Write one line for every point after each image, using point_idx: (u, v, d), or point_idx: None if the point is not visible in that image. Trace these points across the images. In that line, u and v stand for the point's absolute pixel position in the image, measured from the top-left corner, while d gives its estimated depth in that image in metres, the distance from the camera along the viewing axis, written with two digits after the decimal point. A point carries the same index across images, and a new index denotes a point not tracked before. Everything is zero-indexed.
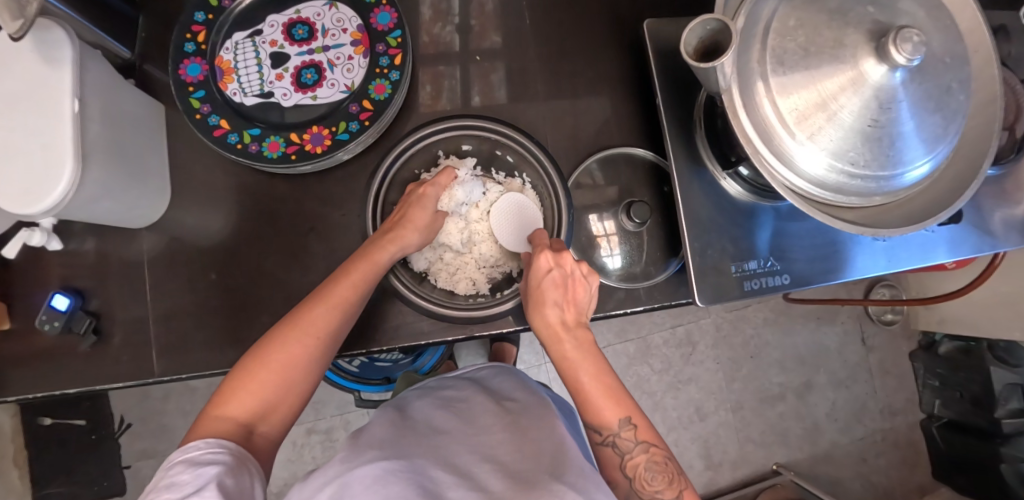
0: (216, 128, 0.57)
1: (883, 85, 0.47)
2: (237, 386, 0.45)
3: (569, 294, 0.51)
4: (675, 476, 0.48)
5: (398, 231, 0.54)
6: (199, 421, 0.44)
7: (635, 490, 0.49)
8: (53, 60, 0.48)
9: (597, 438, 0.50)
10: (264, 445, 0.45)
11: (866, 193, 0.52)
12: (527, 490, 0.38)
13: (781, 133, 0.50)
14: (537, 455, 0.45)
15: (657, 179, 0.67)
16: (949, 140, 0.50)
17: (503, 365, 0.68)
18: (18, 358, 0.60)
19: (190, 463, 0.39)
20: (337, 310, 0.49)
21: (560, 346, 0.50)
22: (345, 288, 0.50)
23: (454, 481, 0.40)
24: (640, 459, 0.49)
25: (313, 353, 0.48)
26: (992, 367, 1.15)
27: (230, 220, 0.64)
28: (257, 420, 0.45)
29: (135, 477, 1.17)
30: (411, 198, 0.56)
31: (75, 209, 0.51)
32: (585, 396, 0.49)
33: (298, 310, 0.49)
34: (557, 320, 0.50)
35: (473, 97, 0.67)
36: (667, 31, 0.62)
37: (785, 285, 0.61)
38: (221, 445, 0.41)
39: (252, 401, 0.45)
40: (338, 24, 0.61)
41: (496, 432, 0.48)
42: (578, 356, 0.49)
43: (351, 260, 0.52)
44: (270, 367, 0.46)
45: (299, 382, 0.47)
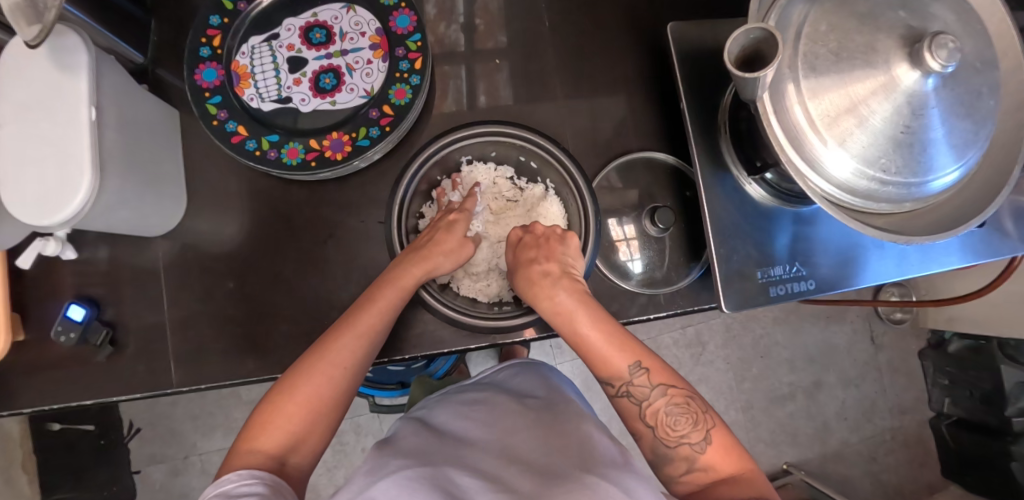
0: (233, 135, 0.56)
1: (915, 92, 0.46)
2: (268, 418, 0.45)
3: (535, 253, 0.55)
4: (698, 416, 0.48)
5: (424, 252, 0.53)
6: (232, 456, 0.44)
7: (659, 439, 0.48)
8: (69, 67, 0.47)
9: (611, 391, 0.51)
10: (295, 478, 0.44)
11: (896, 200, 0.51)
12: (558, 486, 0.37)
13: (812, 139, 0.49)
14: (564, 449, 0.44)
15: (679, 183, 0.66)
16: (979, 146, 0.50)
17: (525, 361, 0.67)
18: (33, 370, 0.59)
19: (224, 497, 0.39)
20: (364, 338, 0.49)
21: (544, 305, 0.52)
22: (372, 315, 0.50)
23: (482, 486, 0.39)
24: (659, 403, 0.49)
25: (340, 383, 0.47)
26: (1002, 366, 1.16)
27: (246, 227, 0.63)
28: (288, 451, 0.44)
29: (145, 482, 1.16)
30: (441, 224, 0.56)
31: (93, 219, 0.50)
32: (585, 349, 0.52)
33: (324, 341, 0.49)
34: (534, 280, 0.53)
35: (480, 97, 0.66)
36: (691, 33, 0.61)
37: (810, 290, 0.60)
38: (253, 476, 0.40)
39: (282, 432, 0.44)
40: (356, 28, 0.60)
41: (523, 435, 0.48)
42: (562, 310, 0.52)
43: (376, 287, 0.52)
44: (299, 399, 0.45)
45: (330, 413, 0.47)
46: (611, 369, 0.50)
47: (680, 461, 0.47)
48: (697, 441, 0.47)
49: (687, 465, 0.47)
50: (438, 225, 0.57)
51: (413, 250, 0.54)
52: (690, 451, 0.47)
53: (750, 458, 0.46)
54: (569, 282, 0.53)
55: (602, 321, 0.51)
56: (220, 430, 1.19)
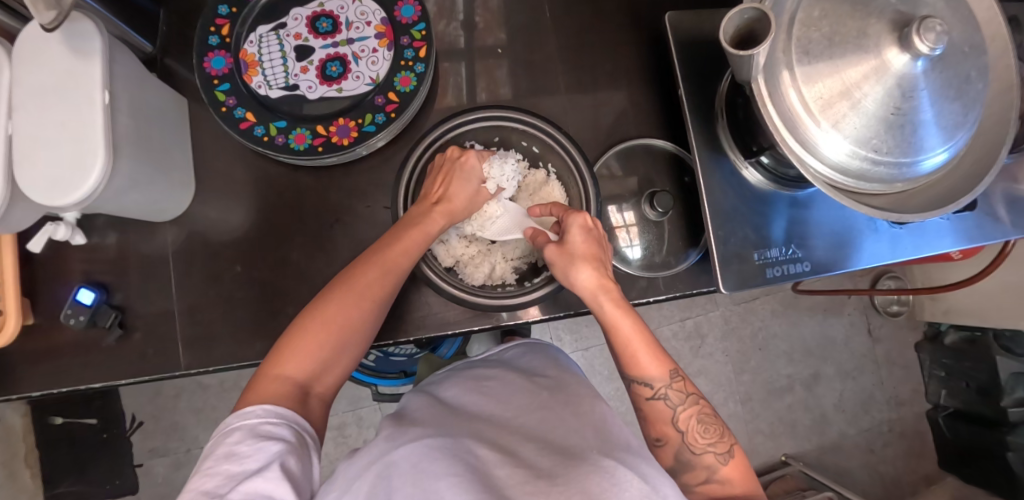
0: (242, 121, 0.58)
1: (905, 74, 0.47)
2: (296, 344, 0.46)
3: (600, 252, 0.54)
4: (723, 431, 0.49)
5: (445, 201, 0.55)
6: (255, 381, 0.45)
7: (686, 445, 0.48)
8: (84, 52, 0.48)
9: (647, 393, 0.50)
10: (317, 406, 0.47)
11: (888, 180, 0.53)
12: (577, 465, 0.38)
13: (806, 122, 0.50)
14: (579, 431, 0.45)
15: (677, 170, 0.67)
16: (968, 128, 0.51)
17: (534, 343, 0.69)
18: (42, 354, 0.60)
19: (249, 432, 0.40)
20: (389, 275, 0.50)
21: (604, 300, 0.51)
22: (398, 253, 0.51)
23: (499, 458, 0.41)
24: (692, 411, 0.50)
25: (365, 317, 0.49)
26: (997, 357, 1.17)
27: (252, 213, 0.64)
28: (312, 380, 0.47)
29: (147, 475, 1.17)
30: (455, 172, 0.56)
31: (104, 201, 0.51)
32: (630, 349, 0.51)
33: (350, 273, 0.50)
34: (598, 275, 0.52)
35: (483, 94, 0.68)
36: (689, 22, 0.63)
37: (805, 272, 0.62)
38: (277, 414, 0.42)
39: (309, 360, 0.46)
40: (361, 17, 0.61)
41: (536, 412, 0.49)
42: (621, 310, 0.51)
43: (401, 226, 0.53)
44: (327, 326, 0.47)
45: (353, 345, 0.49)
46: (652, 372, 0.50)
47: (701, 469, 0.47)
48: (721, 451, 0.48)
49: (705, 475, 0.47)
50: (452, 168, 0.57)
51: (434, 197, 0.56)
52: (714, 460, 0.47)
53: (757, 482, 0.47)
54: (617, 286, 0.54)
55: (647, 327, 0.52)
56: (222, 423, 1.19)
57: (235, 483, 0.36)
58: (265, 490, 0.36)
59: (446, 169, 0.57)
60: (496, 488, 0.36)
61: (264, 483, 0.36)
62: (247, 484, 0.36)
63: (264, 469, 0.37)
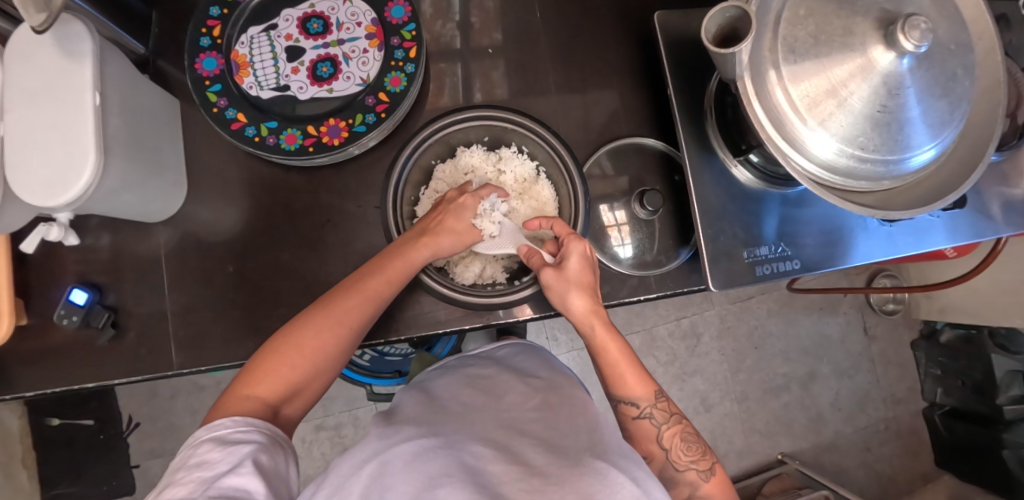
0: (233, 121, 0.58)
1: (890, 72, 0.48)
2: (271, 365, 0.47)
3: (593, 280, 0.55)
4: (705, 449, 0.50)
5: (431, 232, 0.54)
6: (226, 397, 0.45)
7: (670, 463, 0.49)
8: (74, 54, 0.49)
9: (633, 412, 0.51)
10: (284, 426, 0.48)
11: (875, 178, 0.53)
12: (570, 465, 0.38)
13: (793, 119, 0.51)
14: (572, 432, 0.45)
15: (668, 168, 0.68)
16: (954, 125, 0.51)
17: (527, 342, 0.69)
18: (35, 355, 0.60)
19: (218, 441, 0.40)
20: (370, 304, 0.51)
21: (596, 323, 0.52)
22: (379, 283, 0.51)
23: (493, 454, 0.41)
24: (676, 429, 0.50)
25: (340, 344, 0.49)
26: (994, 355, 1.17)
27: (245, 214, 0.64)
28: (282, 402, 0.47)
29: (144, 476, 1.17)
30: (451, 207, 0.57)
31: (96, 203, 0.51)
32: (617, 371, 0.51)
33: (330, 298, 0.50)
34: (590, 302, 0.53)
35: (475, 95, 0.68)
36: (678, 22, 0.63)
37: (795, 270, 0.62)
38: (248, 424, 0.42)
39: (280, 385, 0.46)
40: (352, 18, 0.61)
41: (530, 410, 0.50)
42: (610, 334, 0.52)
43: (384, 254, 0.53)
44: (302, 351, 0.47)
45: (326, 369, 0.50)
46: (637, 392, 0.51)
47: (684, 485, 0.48)
48: (703, 469, 0.49)
49: (689, 491, 0.48)
50: (448, 207, 0.57)
51: (422, 228, 0.55)
52: (697, 477, 0.48)
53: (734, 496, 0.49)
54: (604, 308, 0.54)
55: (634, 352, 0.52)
56: None
57: (208, 485, 0.36)
58: (242, 483, 0.36)
59: (442, 207, 0.57)
60: (491, 486, 0.37)
61: (238, 478, 0.37)
62: (222, 480, 0.36)
63: (237, 466, 0.37)
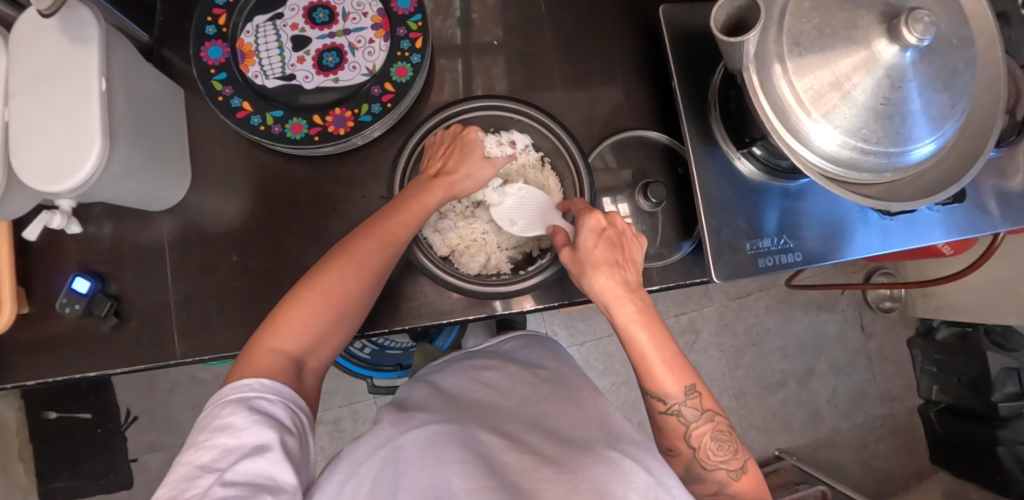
0: (239, 110, 0.58)
1: (894, 65, 0.48)
2: (290, 317, 0.46)
3: (622, 255, 0.51)
4: (738, 447, 0.48)
5: (446, 173, 0.54)
6: (248, 355, 0.44)
7: (698, 461, 0.48)
8: (79, 39, 0.48)
9: (660, 408, 0.48)
10: (310, 379, 0.47)
11: (878, 170, 0.53)
12: (581, 454, 0.38)
13: (797, 111, 0.51)
14: (585, 423, 0.45)
15: (671, 161, 0.68)
16: (955, 119, 0.52)
17: (531, 335, 0.69)
18: (36, 343, 0.60)
19: (245, 406, 0.39)
20: (389, 247, 0.50)
21: (621, 309, 0.49)
22: (398, 225, 0.51)
23: (505, 445, 0.41)
24: (706, 428, 0.48)
25: (362, 288, 0.49)
26: (990, 352, 1.19)
27: (249, 203, 0.64)
28: (306, 354, 0.47)
29: (142, 470, 1.16)
30: (459, 145, 0.56)
31: (101, 189, 0.51)
32: (646, 363, 0.48)
33: (348, 243, 0.49)
34: (614, 282, 0.49)
35: (478, 88, 0.68)
36: (683, 15, 0.64)
37: (797, 262, 0.63)
38: (274, 390, 0.41)
39: (302, 336, 0.46)
40: (358, 8, 0.61)
41: (542, 402, 0.50)
42: (643, 315, 0.49)
43: (398, 200, 0.53)
44: (321, 299, 0.46)
45: (346, 319, 0.49)
46: (665, 388, 0.48)
47: (711, 482, 0.48)
48: (734, 468, 0.47)
49: (715, 488, 0.48)
50: (456, 143, 0.56)
51: (434, 170, 0.55)
52: (726, 476, 0.47)
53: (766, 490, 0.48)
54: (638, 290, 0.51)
55: (670, 334, 0.49)
56: None
57: (231, 459, 0.36)
58: (265, 470, 0.36)
59: (449, 143, 0.57)
60: (503, 475, 0.37)
61: (264, 464, 0.36)
62: (248, 462, 0.35)
63: (266, 449, 0.37)
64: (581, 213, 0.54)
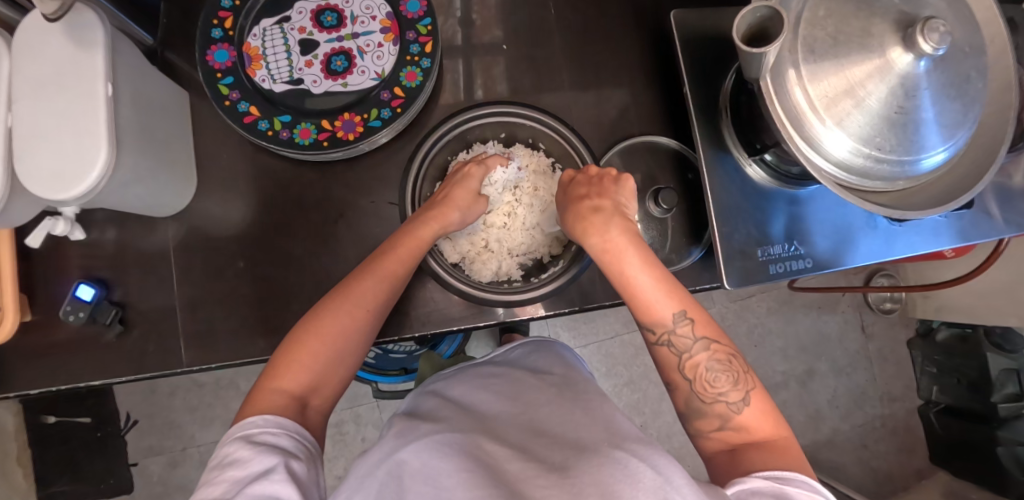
0: (246, 115, 0.57)
1: (908, 73, 0.48)
2: (290, 358, 0.45)
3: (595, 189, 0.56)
4: (740, 377, 0.46)
5: (441, 209, 0.54)
6: (253, 396, 0.44)
7: (697, 394, 0.46)
8: (84, 43, 0.47)
9: (651, 338, 0.49)
10: (315, 417, 0.46)
11: (890, 178, 0.53)
12: (588, 458, 0.38)
13: (810, 118, 0.51)
14: (589, 425, 0.45)
15: (681, 167, 0.68)
16: (967, 127, 0.52)
17: (540, 342, 0.69)
18: (39, 351, 0.59)
19: (249, 441, 0.39)
20: (385, 283, 0.50)
21: (594, 237, 0.52)
22: (392, 262, 0.50)
23: (510, 454, 0.41)
24: (701, 357, 0.46)
25: (360, 327, 0.48)
26: (989, 353, 1.21)
27: (255, 208, 0.63)
28: (309, 393, 0.45)
29: (142, 474, 1.15)
30: (456, 178, 0.57)
31: (108, 195, 0.50)
32: (631, 288, 0.50)
33: (346, 283, 0.49)
34: (587, 209, 0.54)
35: (476, 90, 0.67)
36: (694, 20, 0.63)
37: (807, 268, 0.63)
38: (278, 424, 0.41)
39: (303, 374, 0.45)
40: (366, 11, 0.60)
41: (547, 408, 0.49)
42: (622, 240, 0.51)
43: (395, 236, 0.52)
44: (321, 338, 0.46)
45: (347, 357, 0.48)
46: (651, 312, 0.48)
47: (713, 417, 0.45)
48: (735, 400, 0.45)
49: (719, 423, 0.45)
50: (454, 180, 0.57)
51: (430, 206, 0.55)
52: (726, 409, 0.45)
53: (784, 424, 0.45)
54: (622, 220, 0.53)
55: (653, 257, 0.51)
56: (218, 422, 1.18)
57: (238, 487, 0.35)
58: (272, 490, 0.35)
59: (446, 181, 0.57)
60: (509, 483, 0.36)
61: (270, 485, 0.35)
62: (254, 486, 0.35)
63: (271, 471, 0.36)
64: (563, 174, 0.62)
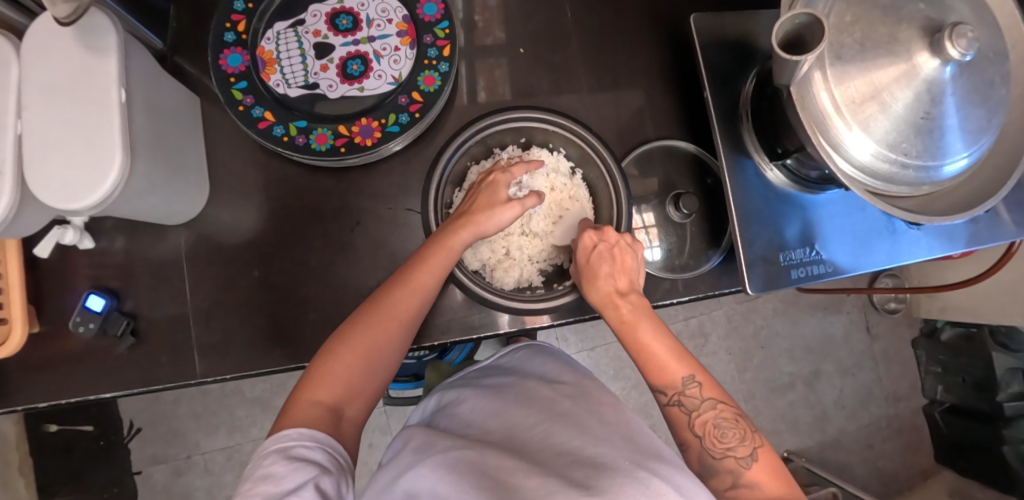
0: (260, 120, 0.56)
1: (935, 79, 0.48)
2: (326, 369, 0.44)
3: (611, 262, 0.52)
4: (747, 432, 0.45)
5: (469, 215, 0.52)
6: (287, 408, 0.43)
7: (707, 450, 0.45)
8: (97, 48, 0.46)
9: (662, 399, 0.48)
10: (350, 430, 0.44)
11: (915, 183, 0.53)
12: (608, 475, 0.36)
13: (836, 123, 0.51)
14: (608, 439, 0.43)
15: (700, 171, 0.67)
16: (991, 133, 0.52)
17: (537, 345, 0.69)
18: (48, 364, 0.58)
19: (286, 454, 0.38)
20: (418, 294, 0.49)
21: (611, 311, 0.50)
22: (425, 273, 0.49)
23: (525, 467, 0.40)
24: (708, 415, 0.46)
25: (395, 338, 0.47)
26: (995, 353, 1.20)
27: (269, 216, 0.62)
28: (344, 404, 0.44)
29: (145, 483, 1.13)
30: (483, 187, 0.54)
31: (123, 204, 0.49)
32: (646, 357, 0.48)
33: (380, 294, 0.48)
34: (604, 285, 0.51)
35: (479, 92, 0.66)
36: (714, 23, 0.63)
37: (827, 273, 0.62)
38: (313, 437, 0.39)
39: (339, 386, 0.44)
40: (382, 15, 0.59)
41: (560, 419, 0.48)
42: (637, 315, 0.49)
43: (426, 246, 0.51)
44: (355, 351, 0.45)
45: (380, 366, 0.47)
46: (660, 377, 0.47)
47: (725, 474, 0.44)
48: (744, 455, 0.44)
49: (731, 480, 0.44)
50: (479, 188, 0.55)
51: (457, 214, 0.53)
52: (736, 464, 0.44)
53: (794, 482, 0.43)
54: (638, 298, 0.51)
55: (672, 335, 0.49)
56: (223, 429, 1.17)
57: None
58: None
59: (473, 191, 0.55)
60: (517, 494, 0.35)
61: None
62: None
63: (301, 489, 0.35)
64: (580, 228, 0.56)
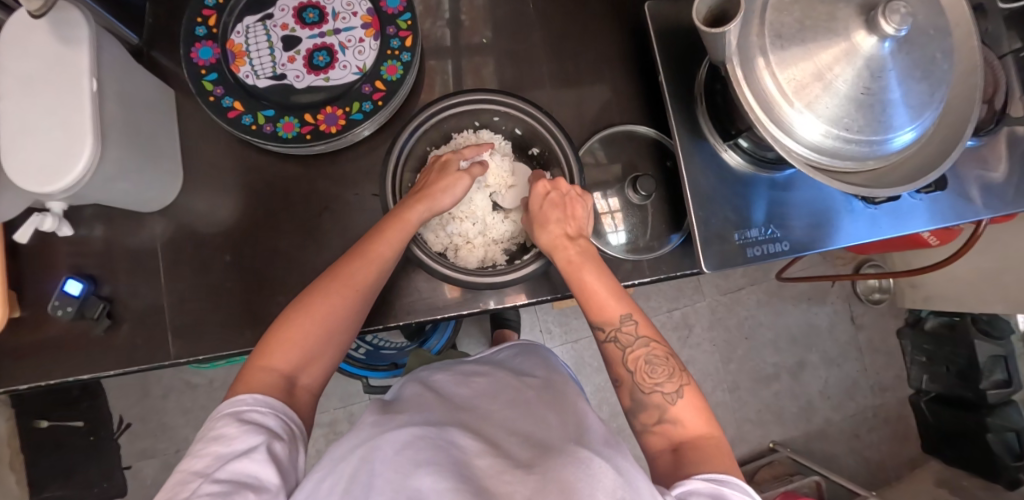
0: (229, 110, 0.58)
1: (873, 55, 0.50)
2: (281, 337, 0.47)
3: (562, 212, 0.57)
4: (675, 372, 0.48)
5: (426, 192, 0.56)
6: (244, 373, 0.46)
7: (636, 384, 0.48)
8: (69, 40, 0.49)
9: (601, 335, 0.51)
10: (304, 398, 0.48)
11: (861, 157, 0.55)
12: (554, 456, 0.37)
13: (781, 104, 0.52)
14: (560, 425, 0.45)
15: (660, 154, 0.69)
16: (935, 107, 0.54)
17: (527, 344, 0.71)
18: (27, 347, 0.60)
19: (238, 418, 0.42)
20: (374, 266, 0.51)
21: (561, 253, 0.54)
22: (381, 245, 0.51)
23: (482, 449, 0.40)
24: (641, 352, 0.49)
25: (350, 307, 0.50)
26: (977, 340, 1.21)
27: (241, 203, 0.64)
28: (297, 372, 0.48)
29: (136, 477, 1.15)
30: (435, 167, 0.59)
31: (96, 188, 0.52)
32: (591, 297, 0.52)
33: (338, 266, 0.51)
34: (558, 232, 0.55)
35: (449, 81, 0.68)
36: (669, 11, 0.65)
37: (784, 251, 0.64)
38: (265, 403, 0.43)
39: (293, 354, 0.47)
40: (347, 8, 0.62)
41: (520, 408, 0.49)
42: (584, 259, 0.54)
43: (383, 222, 0.53)
44: (309, 319, 0.48)
45: (336, 335, 0.50)
46: (601, 314, 0.51)
47: (653, 409, 0.46)
48: (670, 390, 0.47)
49: (658, 414, 0.46)
50: (433, 169, 0.59)
51: (414, 192, 0.56)
52: (663, 399, 0.46)
53: (717, 426, 0.46)
54: (586, 243, 0.56)
55: (619, 285, 0.53)
56: None
57: (220, 463, 0.38)
58: (252, 471, 0.38)
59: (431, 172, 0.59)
60: (476, 479, 0.36)
61: (249, 464, 0.38)
62: (234, 464, 0.38)
63: (251, 451, 0.39)
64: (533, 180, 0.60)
